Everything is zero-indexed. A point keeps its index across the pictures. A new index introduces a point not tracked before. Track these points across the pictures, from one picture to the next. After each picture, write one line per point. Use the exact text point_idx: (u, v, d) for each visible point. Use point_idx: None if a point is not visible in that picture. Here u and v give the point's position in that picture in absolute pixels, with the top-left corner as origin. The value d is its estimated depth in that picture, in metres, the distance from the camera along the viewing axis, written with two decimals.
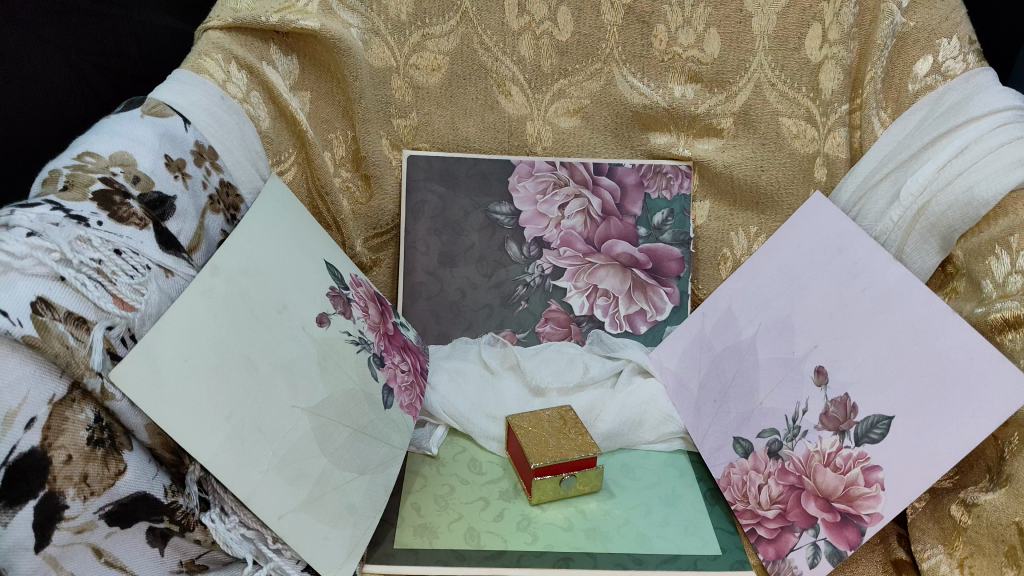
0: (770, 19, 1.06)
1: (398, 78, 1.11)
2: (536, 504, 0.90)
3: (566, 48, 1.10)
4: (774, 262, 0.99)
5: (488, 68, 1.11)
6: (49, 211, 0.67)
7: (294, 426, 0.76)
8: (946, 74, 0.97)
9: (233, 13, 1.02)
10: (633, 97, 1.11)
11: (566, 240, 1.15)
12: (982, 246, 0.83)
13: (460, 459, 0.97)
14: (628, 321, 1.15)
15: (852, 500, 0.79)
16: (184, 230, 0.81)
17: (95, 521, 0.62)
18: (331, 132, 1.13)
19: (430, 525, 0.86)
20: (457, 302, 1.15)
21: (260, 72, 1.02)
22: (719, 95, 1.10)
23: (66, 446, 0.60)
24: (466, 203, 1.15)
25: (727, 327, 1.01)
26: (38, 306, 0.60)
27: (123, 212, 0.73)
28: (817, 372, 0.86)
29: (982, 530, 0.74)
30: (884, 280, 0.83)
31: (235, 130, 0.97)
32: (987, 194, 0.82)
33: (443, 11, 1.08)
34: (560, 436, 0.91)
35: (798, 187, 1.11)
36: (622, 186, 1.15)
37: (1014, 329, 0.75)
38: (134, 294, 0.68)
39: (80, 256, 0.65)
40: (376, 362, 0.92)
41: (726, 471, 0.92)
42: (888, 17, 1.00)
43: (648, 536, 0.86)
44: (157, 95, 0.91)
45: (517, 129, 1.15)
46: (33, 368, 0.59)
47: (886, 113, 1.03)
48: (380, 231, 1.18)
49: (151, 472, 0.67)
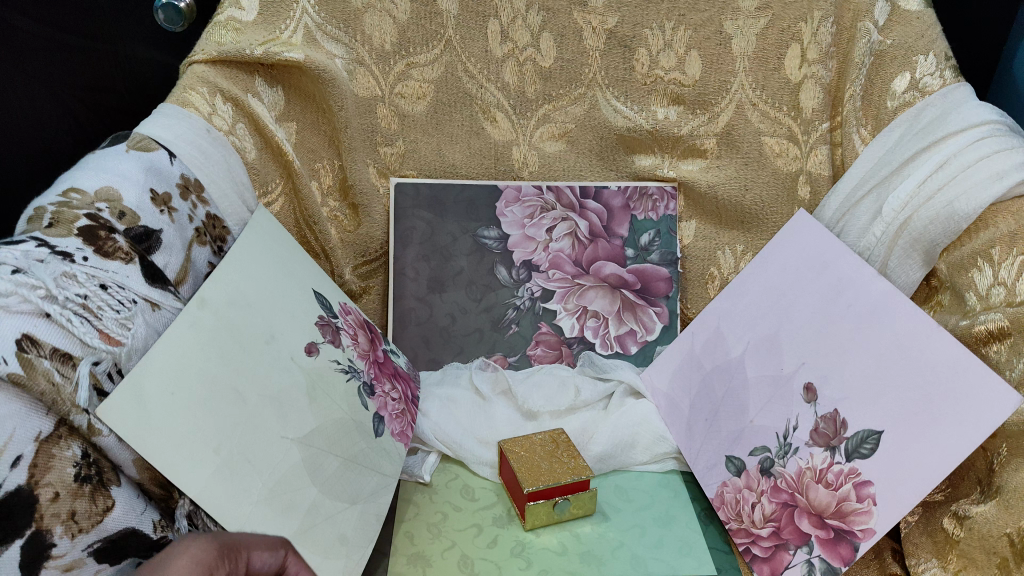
0: (750, 40, 1.07)
1: (383, 106, 1.12)
2: (530, 529, 0.89)
3: (549, 73, 1.11)
4: (759, 280, 0.99)
5: (472, 95, 1.12)
6: (34, 248, 0.67)
7: (284, 456, 0.75)
8: (923, 90, 0.99)
9: (217, 47, 1.03)
10: (617, 120, 1.13)
11: (554, 263, 1.16)
12: (964, 259, 0.84)
13: (452, 486, 0.97)
14: (619, 342, 1.15)
15: (844, 517, 0.79)
16: (171, 263, 0.82)
17: (83, 558, 0.60)
18: (318, 161, 1.13)
19: (423, 554, 0.86)
20: (447, 327, 1.15)
21: (245, 104, 1.03)
22: (701, 116, 1.12)
23: (53, 483, 0.59)
24: (454, 228, 1.16)
25: (716, 346, 1.01)
26: (24, 344, 0.60)
27: (109, 247, 0.74)
28: (806, 390, 0.87)
29: (975, 543, 0.73)
30: (868, 296, 0.84)
31: (220, 162, 0.97)
32: (968, 208, 0.84)
33: (426, 40, 1.09)
34: (553, 460, 0.90)
35: (782, 206, 1.12)
36: (609, 209, 1.16)
37: (999, 341, 0.77)
38: (121, 329, 0.68)
39: (65, 292, 0.66)
40: (366, 390, 0.91)
41: (720, 491, 0.91)
42: (866, 35, 1.03)
43: (643, 558, 0.85)
44: (142, 130, 0.92)
45: (503, 155, 1.16)
46: (19, 405, 0.59)
47: (866, 129, 1.05)
48: (369, 258, 1.18)
49: (140, 507, 0.66)
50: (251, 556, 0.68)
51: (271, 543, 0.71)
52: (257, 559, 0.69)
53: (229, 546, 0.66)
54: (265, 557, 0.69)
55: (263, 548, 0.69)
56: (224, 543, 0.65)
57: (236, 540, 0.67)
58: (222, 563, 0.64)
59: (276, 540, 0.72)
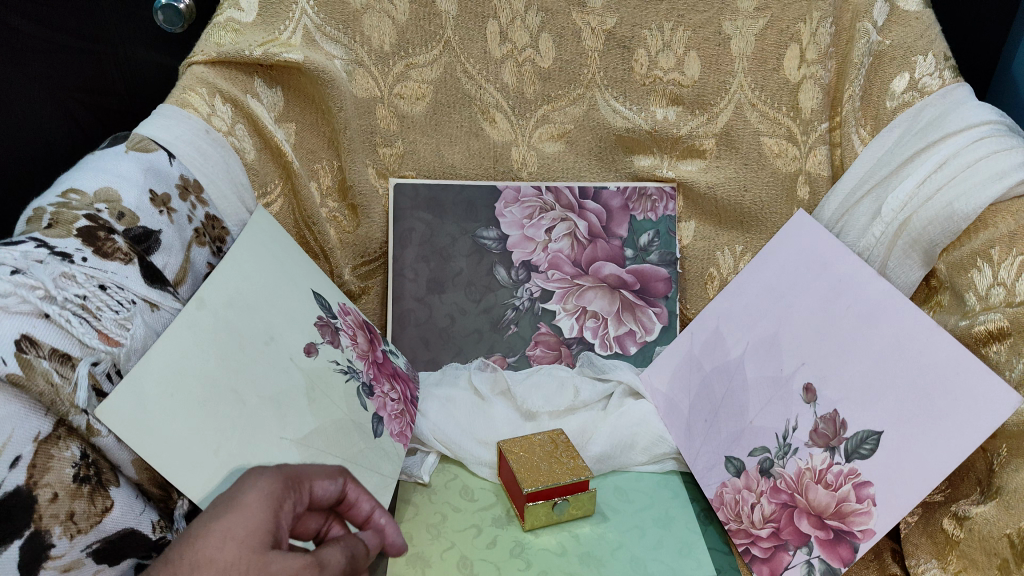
0: (748, 40, 1.07)
1: (383, 107, 1.12)
2: (529, 530, 0.89)
3: (548, 74, 1.11)
4: (758, 280, 0.99)
5: (472, 96, 1.12)
6: (32, 249, 0.68)
7: (283, 457, 0.75)
8: (922, 90, 0.99)
9: (217, 48, 1.03)
10: (616, 120, 1.13)
11: (553, 263, 1.16)
12: (964, 259, 0.84)
13: (452, 487, 0.96)
14: (618, 342, 1.15)
15: (844, 517, 0.79)
16: (169, 264, 0.82)
17: (82, 559, 0.60)
18: (317, 162, 1.13)
19: (422, 554, 0.86)
20: (446, 328, 1.15)
21: (244, 104, 1.03)
22: (700, 116, 1.12)
23: (52, 484, 0.59)
24: (453, 228, 1.16)
25: (715, 347, 1.01)
26: (22, 344, 0.60)
27: (108, 247, 0.74)
28: (805, 390, 0.87)
29: (975, 544, 0.73)
30: (867, 296, 0.84)
31: (220, 163, 0.97)
32: (967, 209, 0.84)
33: (425, 41, 1.09)
34: (552, 460, 0.90)
35: (780, 206, 1.12)
36: (608, 209, 1.16)
37: (999, 342, 0.77)
38: (119, 329, 0.68)
39: (64, 292, 0.66)
40: (365, 391, 0.91)
41: (719, 491, 0.91)
42: (864, 36, 1.02)
43: (642, 559, 0.85)
44: (142, 131, 0.92)
45: (502, 155, 1.16)
46: (18, 406, 0.59)
47: (865, 130, 1.05)
48: (368, 258, 1.18)
49: (138, 507, 0.66)
50: (313, 485, 0.60)
51: (330, 470, 0.62)
52: (319, 489, 0.60)
53: (293, 477, 0.58)
54: (327, 487, 0.61)
55: (324, 477, 0.61)
56: (288, 474, 0.57)
57: (299, 471, 0.59)
58: (289, 494, 0.56)
59: (331, 468, 0.63)
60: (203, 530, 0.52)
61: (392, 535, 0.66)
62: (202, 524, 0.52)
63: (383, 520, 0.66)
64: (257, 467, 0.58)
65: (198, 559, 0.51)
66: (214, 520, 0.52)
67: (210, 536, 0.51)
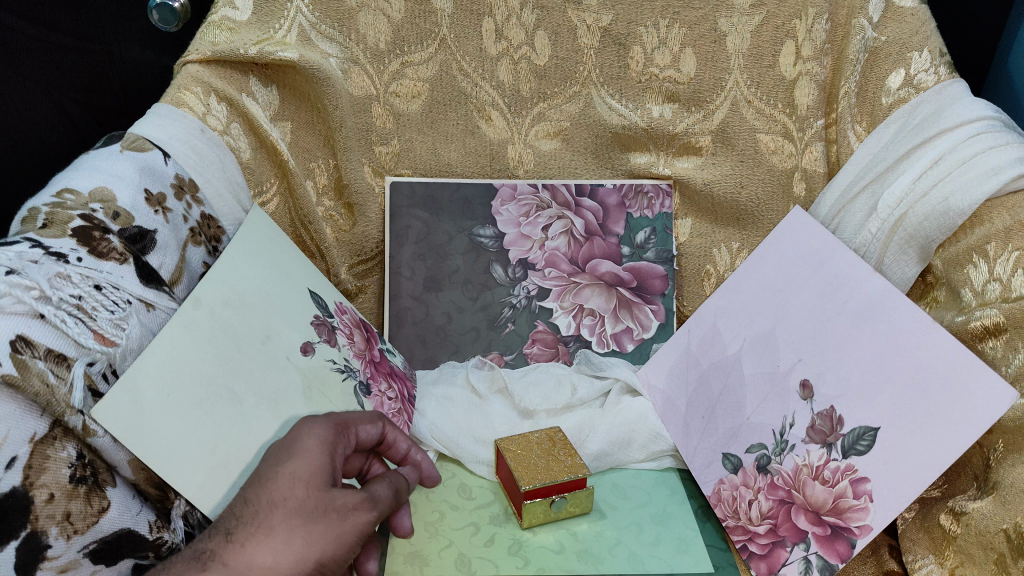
0: (744, 37, 1.07)
1: (378, 105, 1.12)
2: (527, 527, 0.89)
3: (544, 72, 1.11)
4: (755, 277, 0.99)
5: (468, 94, 1.12)
6: (27, 249, 0.67)
7: None
8: (918, 87, 0.99)
9: (211, 47, 1.02)
10: (612, 118, 1.13)
11: (550, 261, 1.16)
12: (960, 255, 0.85)
13: (450, 485, 0.96)
14: (615, 339, 1.16)
15: (841, 513, 0.79)
16: (165, 263, 0.82)
17: (78, 560, 0.60)
18: (313, 161, 1.13)
19: (420, 553, 0.86)
20: (443, 326, 1.15)
21: (240, 103, 1.02)
22: (696, 113, 1.12)
23: (48, 485, 0.59)
24: (450, 227, 1.16)
25: (712, 344, 1.01)
26: (17, 345, 0.60)
27: (103, 247, 0.73)
28: (802, 386, 0.87)
29: (971, 539, 0.74)
30: (863, 293, 0.84)
31: (215, 162, 0.97)
32: (963, 204, 0.84)
33: (420, 39, 1.09)
34: (549, 458, 0.90)
35: (776, 203, 1.12)
36: (604, 207, 1.16)
37: (994, 337, 0.77)
38: (115, 329, 0.68)
39: (59, 293, 0.65)
40: (363, 390, 0.91)
41: (717, 488, 0.91)
42: (860, 32, 1.02)
43: (639, 556, 0.85)
44: (137, 130, 0.92)
45: (498, 154, 1.16)
46: (14, 406, 0.59)
47: (861, 126, 1.05)
48: (365, 257, 1.18)
49: (135, 508, 0.66)
50: (358, 429, 0.75)
51: (369, 417, 0.78)
52: (363, 432, 0.76)
53: (342, 424, 0.72)
54: (369, 430, 0.76)
55: (367, 423, 0.76)
56: (338, 422, 0.71)
57: (346, 419, 0.73)
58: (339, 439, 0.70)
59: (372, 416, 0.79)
60: (272, 473, 0.62)
61: (427, 469, 0.86)
62: (270, 469, 0.63)
63: (419, 457, 0.85)
64: (308, 418, 0.71)
65: (273, 498, 0.61)
66: (282, 466, 0.63)
67: (280, 478, 0.62)
